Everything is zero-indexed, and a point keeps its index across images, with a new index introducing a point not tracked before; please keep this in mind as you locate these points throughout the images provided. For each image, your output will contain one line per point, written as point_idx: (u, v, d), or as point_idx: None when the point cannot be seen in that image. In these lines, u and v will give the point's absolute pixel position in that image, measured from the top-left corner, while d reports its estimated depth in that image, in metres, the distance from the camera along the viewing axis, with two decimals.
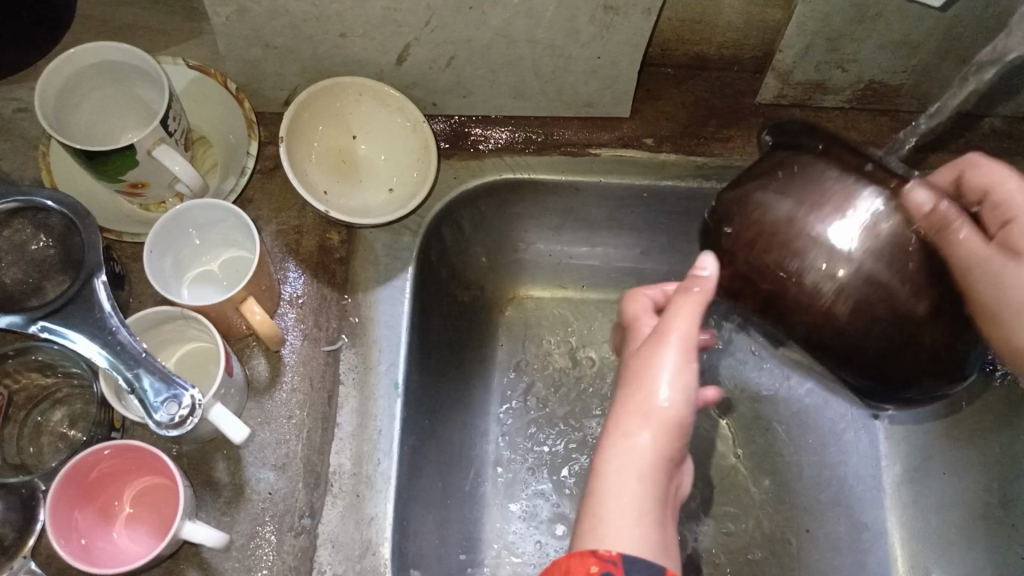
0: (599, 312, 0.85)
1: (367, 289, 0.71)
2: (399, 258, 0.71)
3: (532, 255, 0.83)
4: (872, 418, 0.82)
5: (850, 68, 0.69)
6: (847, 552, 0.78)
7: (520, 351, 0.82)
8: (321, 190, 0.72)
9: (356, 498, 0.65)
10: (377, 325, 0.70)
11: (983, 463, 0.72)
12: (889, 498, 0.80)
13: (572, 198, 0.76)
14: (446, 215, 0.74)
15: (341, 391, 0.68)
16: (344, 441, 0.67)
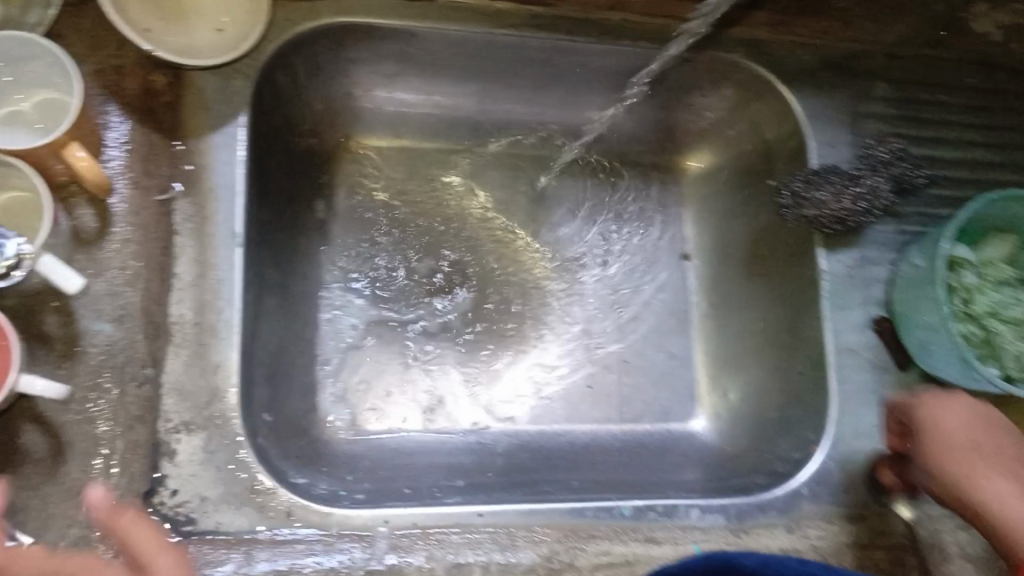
0: (436, 161, 0.88)
1: (199, 136, 0.69)
2: (231, 103, 0.70)
3: (370, 103, 0.84)
4: (683, 260, 0.92)
5: None
6: (662, 380, 0.88)
7: (357, 197, 0.85)
8: (143, 28, 0.67)
9: (199, 347, 0.65)
10: (214, 174, 0.68)
11: (778, 296, 0.83)
12: (696, 331, 0.90)
13: (407, 47, 0.78)
14: (280, 60, 0.73)
15: (178, 241, 0.67)
16: (184, 291, 0.66)
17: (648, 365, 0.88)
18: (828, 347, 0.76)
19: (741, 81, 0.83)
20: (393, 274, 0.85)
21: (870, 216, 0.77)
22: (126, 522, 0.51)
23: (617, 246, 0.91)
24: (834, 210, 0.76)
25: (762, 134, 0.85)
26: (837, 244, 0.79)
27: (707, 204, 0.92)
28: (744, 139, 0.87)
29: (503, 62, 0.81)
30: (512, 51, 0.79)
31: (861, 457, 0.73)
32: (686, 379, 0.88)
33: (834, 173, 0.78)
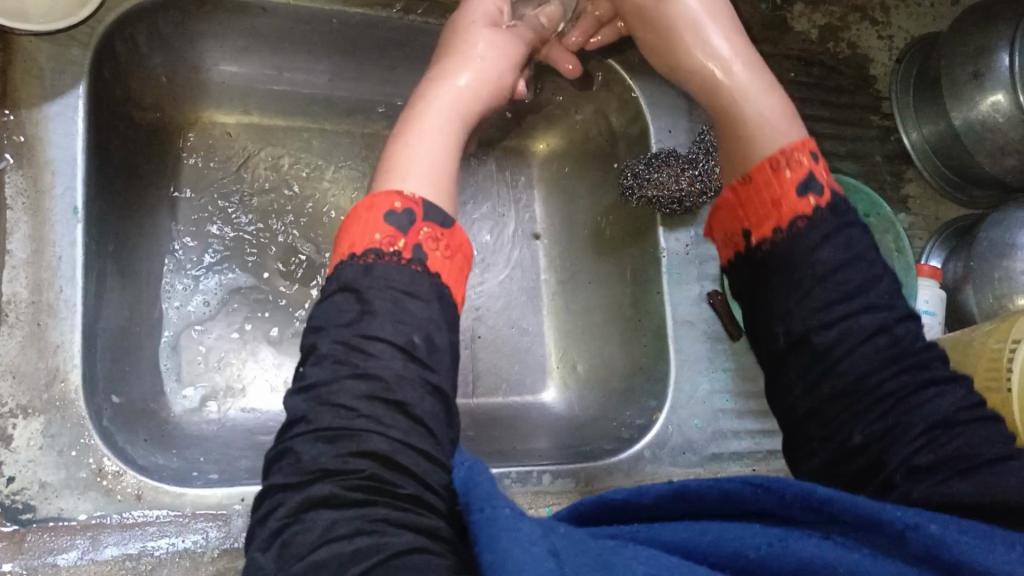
0: (286, 139, 0.88)
1: (31, 106, 0.65)
2: (67, 72, 0.66)
3: (217, 77, 0.82)
4: (534, 239, 0.96)
5: None
6: (513, 354, 0.92)
7: (203, 175, 0.83)
8: None
9: (36, 328, 0.62)
10: (50, 146, 0.65)
11: (621, 273, 0.88)
12: (546, 306, 0.94)
13: (257, 21, 0.76)
14: (119, 29, 0.70)
15: (10, 217, 0.64)
16: (18, 270, 0.63)
17: (500, 341, 0.91)
18: (667, 320, 0.81)
19: (589, 67, 0.86)
20: (246, 253, 0.83)
21: (706, 197, 0.84)
22: (468, 33, 0.69)
23: (471, 225, 0.94)
24: (673, 190, 0.83)
25: (608, 119, 0.89)
26: (674, 224, 0.84)
27: (556, 186, 0.96)
28: (590, 123, 0.91)
29: (355, 41, 0.81)
30: (365, 30, 0.79)
31: (696, 421, 0.79)
32: (537, 353, 0.92)
33: (672, 157, 0.83)
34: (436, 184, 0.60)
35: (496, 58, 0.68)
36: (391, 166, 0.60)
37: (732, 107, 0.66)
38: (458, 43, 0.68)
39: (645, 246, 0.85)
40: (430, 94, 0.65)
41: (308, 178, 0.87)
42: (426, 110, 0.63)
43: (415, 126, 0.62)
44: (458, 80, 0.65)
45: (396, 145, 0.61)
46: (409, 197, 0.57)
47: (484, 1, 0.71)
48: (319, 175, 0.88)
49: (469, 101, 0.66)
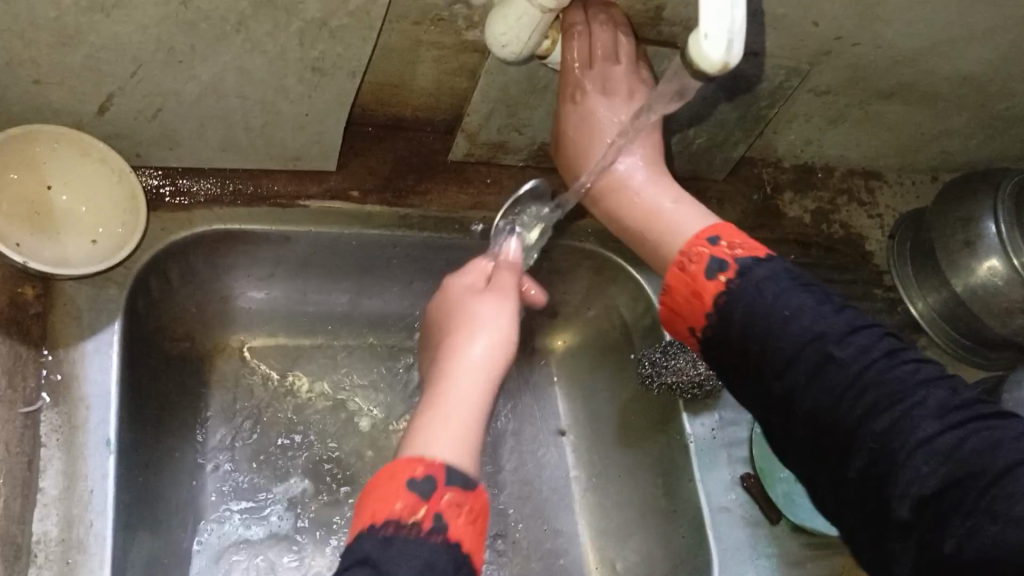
0: (310, 357, 0.90)
1: (69, 345, 0.68)
2: (104, 311, 0.70)
3: (244, 304, 0.86)
4: (560, 434, 0.95)
5: (525, 132, 0.84)
6: (550, 558, 0.88)
7: (232, 398, 0.85)
8: (12, 242, 0.68)
9: (65, 565, 0.61)
10: (84, 382, 0.67)
11: (650, 462, 0.87)
12: (578, 503, 0.92)
13: (282, 249, 0.82)
14: (155, 266, 0.74)
15: (43, 454, 0.65)
16: (49, 507, 0.63)
17: (535, 543, 0.89)
18: (702, 506, 0.80)
19: (596, 265, 0.91)
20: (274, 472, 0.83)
21: (725, 378, 0.85)
22: (477, 302, 0.69)
23: (497, 426, 0.93)
24: (693, 375, 0.85)
25: (619, 313, 0.92)
26: (696, 409, 0.84)
27: (577, 380, 0.97)
28: (603, 317, 0.94)
29: (374, 259, 0.86)
30: (383, 248, 0.84)
31: None
32: (574, 554, 0.89)
33: (687, 344, 0.85)
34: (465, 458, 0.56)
35: (497, 329, 0.66)
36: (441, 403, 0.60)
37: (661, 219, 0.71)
38: (456, 318, 0.69)
39: (670, 433, 0.85)
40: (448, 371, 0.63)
41: (334, 393, 0.89)
42: (456, 391, 0.61)
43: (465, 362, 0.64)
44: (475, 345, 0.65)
45: (421, 432, 0.58)
46: (433, 460, 0.54)
47: (471, 272, 0.73)
48: (345, 389, 0.89)
49: (488, 370, 0.64)
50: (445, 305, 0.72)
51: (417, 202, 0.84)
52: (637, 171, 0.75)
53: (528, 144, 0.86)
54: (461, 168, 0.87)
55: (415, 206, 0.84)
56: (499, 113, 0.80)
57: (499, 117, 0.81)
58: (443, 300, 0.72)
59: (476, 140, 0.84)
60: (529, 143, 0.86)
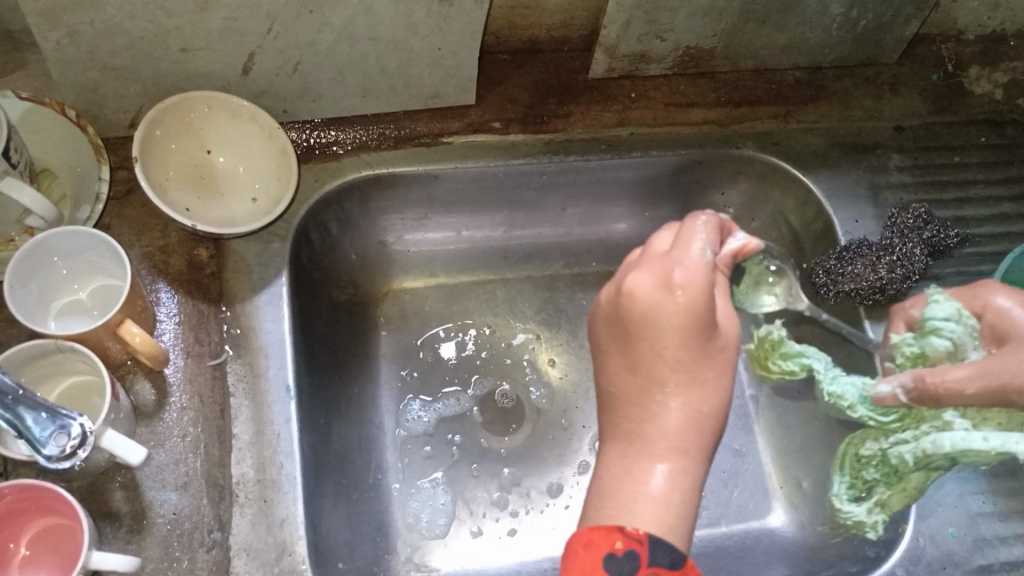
0: (471, 293, 0.90)
1: (244, 300, 0.72)
2: (271, 265, 0.73)
3: (402, 248, 0.88)
4: (732, 354, 0.92)
5: (668, 37, 0.79)
6: (731, 477, 0.86)
7: (400, 339, 0.87)
8: (183, 207, 0.72)
9: (264, 504, 0.65)
10: (262, 333, 0.71)
11: None
12: (756, 424, 0.89)
13: (431, 189, 0.82)
14: (313, 218, 0.77)
15: (233, 402, 0.68)
16: (244, 451, 0.67)
17: (714, 466, 0.86)
18: None
19: (758, 173, 0.85)
20: (451, 415, 0.85)
21: (911, 282, 0.77)
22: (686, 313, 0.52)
23: None
24: (872, 279, 0.77)
25: (787, 221, 0.87)
26: (880, 316, 0.78)
27: None
28: (769, 227, 0.89)
29: (524, 190, 0.84)
30: (530, 177, 0.82)
31: (951, 529, 0.71)
32: (757, 475, 0.86)
33: (864, 247, 0.78)
34: (676, 518, 0.49)
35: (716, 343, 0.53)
36: (643, 457, 0.51)
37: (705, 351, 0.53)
38: (659, 344, 0.51)
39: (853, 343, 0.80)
40: (645, 401, 0.52)
41: (498, 326, 0.89)
42: (655, 438, 0.51)
43: (633, 485, 0.50)
44: (671, 399, 0.52)
45: (608, 517, 0.50)
46: (634, 532, 0.48)
47: (687, 266, 0.51)
48: (508, 322, 0.90)
49: (688, 434, 0.51)
50: (701, 307, 0.51)
51: (561, 126, 0.81)
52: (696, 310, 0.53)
53: (671, 51, 0.81)
54: (603, 84, 0.84)
55: (560, 130, 0.81)
56: (638, 21, 0.76)
57: (638, 25, 0.76)
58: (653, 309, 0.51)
59: (616, 53, 0.80)
60: (672, 49, 0.81)
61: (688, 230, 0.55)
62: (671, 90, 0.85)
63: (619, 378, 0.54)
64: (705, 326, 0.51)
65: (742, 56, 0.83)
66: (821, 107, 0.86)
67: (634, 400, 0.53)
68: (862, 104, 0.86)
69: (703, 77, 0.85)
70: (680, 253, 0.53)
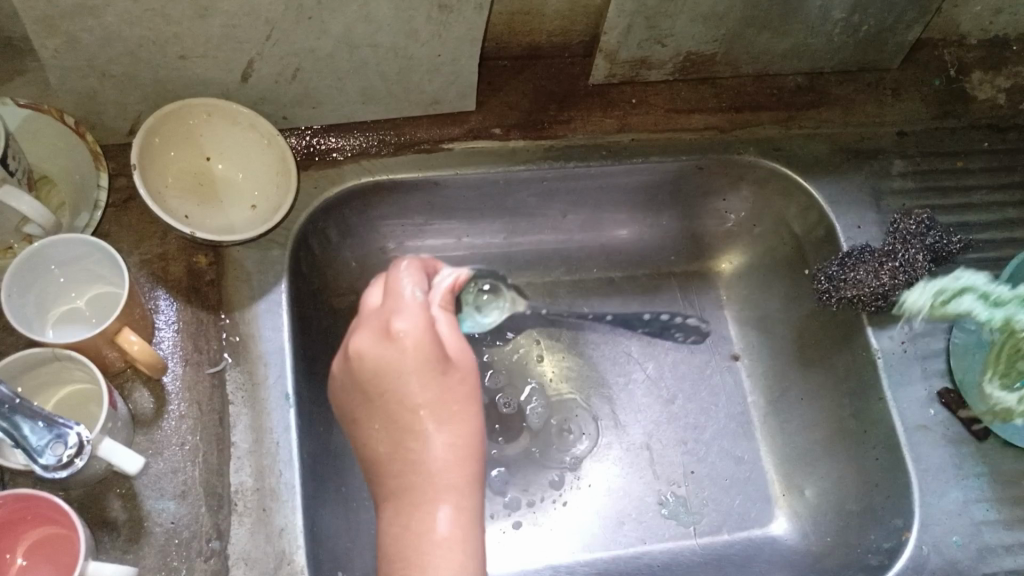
0: None
1: (243, 307, 0.71)
2: (271, 272, 0.72)
3: (402, 254, 0.87)
4: (734, 360, 0.91)
5: (668, 43, 0.78)
6: (733, 484, 0.85)
7: None
8: (182, 214, 0.72)
9: (263, 513, 0.65)
10: (261, 341, 0.70)
11: (834, 382, 0.82)
12: (758, 430, 0.88)
13: (431, 195, 0.81)
14: (312, 224, 0.77)
15: (232, 410, 0.68)
16: (242, 459, 0.66)
17: (716, 473, 0.85)
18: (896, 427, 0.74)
19: (759, 179, 0.85)
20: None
21: (913, 288, 0.77)
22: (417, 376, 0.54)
23: (662, 355, 0.90)
24: (874, 286, 0.76)
25: (789, 227, 0.86)
26: (883, 322, 0.78)
27: (747, 305, 0.92)
28: (772, 233, 0.89)
29: (524, 196, 0.84)
30: (531, 183, 0.82)
31: (956, 537, 0.70)
32: (759, 482, 0.86)
33: (866, 253, 0.78)
34: (463, 557, 0.51)
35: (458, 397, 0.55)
36: (423, 505, 0.52)
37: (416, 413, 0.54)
38: (397, 392, 0.53)
39: (856, 349, 0.79)
40: (413, 441, 0.53)
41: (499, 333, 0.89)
42: (438, 476, 0.53)
43: (419, 536, 0.51)
44: (431, 438, 0.53)
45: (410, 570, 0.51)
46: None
47: (404, 314, 0.55)
48: None
49: (455, 497, 0.52)
50: (423, 348, 0.54)
51: (561, 132, 0.81)
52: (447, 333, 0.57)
53: (672, 56, 0.80)
54: (604, 90, 0.83)
55: (560, 136, 0.81)
56: (638, 26, 0.75)
57: (639, 31, 0.76)
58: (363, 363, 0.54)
59: (617, 59, 0.79)
60: (673, 55, 0.80)
61: (393, 278, 0.58)
62: (672, 96, 0.84)
63: (369, 437, 0.55)
64: (433, 360, 0.54)
65: (743, 61, 0.83)
66: (823, 113, 0.85)
67: (386, 452, 0.54)
68: (864, 109, 0.86)
69: (704, 83, 0.85)
70: (391, 302, 0.56)
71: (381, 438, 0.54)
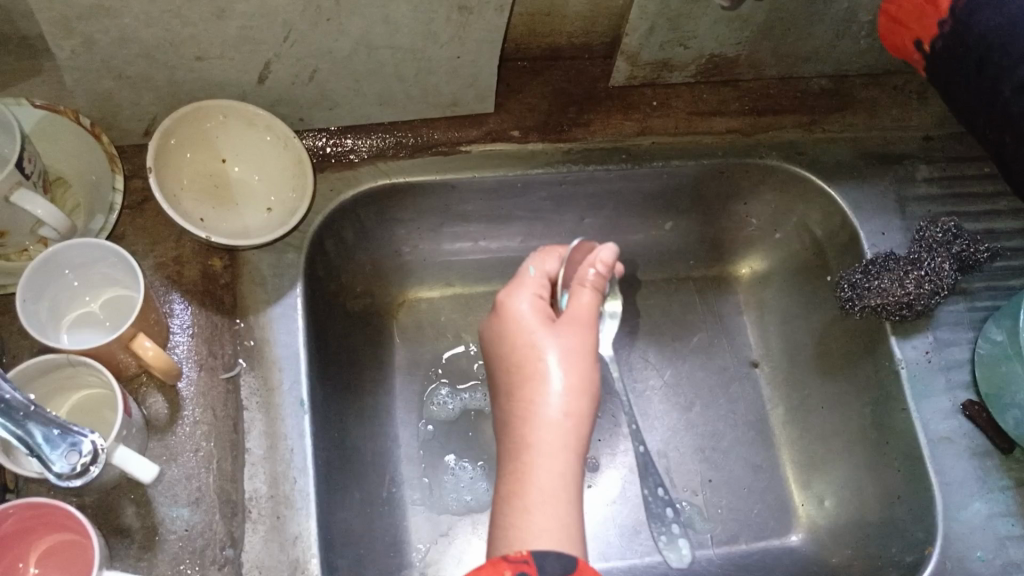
0: (487, 304, 0.89)
1: (258, 311, 0.70)
2: (286, 276, 0.72)
3: (417, 258, 0.86)
4: (753, 367, 0.90)
5: (691, 45, 0.77)
6: (751, 493, 0.84)
7: (415, 350, 0.86)
8: (197, 217, 0.71)
9: (277, 520, 0.64)
10: (275, 345, 0.70)
11: (856, 391, 0.80)
12: (777, 438, 0.87)
13: (447, 198, 0.80)
14: (327, 228, 0.76)
15: (247, 416, 0.67)
16: (257, 466, 0.66)
17: (734, 481, 0.84)
18: (920, 439, 0.72)
19: (780, 183, 0.83)
20: (479, 407, 0.84)
21: (938, 297, 0.75)
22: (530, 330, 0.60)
23: (681, 360, 0.89)
24: (899, 295, 0.75)
25: (811, 233, 0.85)
26: (907, 332, 0.76)
27: (766, 310, 0.91)
28: (793, 238, 0.87)
29: (541, 199, 0.83)
30: (549, 187, 0.81)
31: (980, 552, 0.68)
32: (777, 491, 0.84)
33: (891, 261, 0.77)
34: (563, 516, 0.52)
35: (577, 350, 0.59)
36: (524, 462, 0.54)
37: (532, 362, 0.59)
38: (512, 347, 0.60)
39: (879, 359, 0.78)
40: (527, 399, 0.57)
41: None
42: (542, 440, 0.55)
43: (517, 491, 0.53)
44: (548, 397, 0.57)
45: (509, 513, 0.53)
46: (519, 556, 0.46)
47: (523, 296, 0.62)
48: None
49: (558, 441, 0.55)
50: (542, 314, 0.61)
51: (581, 135, 0.80)
52: (576, 300, 0.61)
53: (694, 59, 0.79)
54: (624, 92, 0.82)
55: (580, 139, 0.80)
56: (660, 28, 0.74)
57: (661, 33, 0.75)
58: (496, 329, 0.62)
59: (638, 61, 0.78)
60: (695, 57, 0.79)
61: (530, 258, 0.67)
62: (694, 98, 0.83)
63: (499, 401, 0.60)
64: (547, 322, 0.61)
65: (767, 64, 0.81)
66: (848, 116, 0.84)
67: (504, 414, 0.59)
68: (889, 113, 0.84)
69: (726, 85, 0.84)
70: (518, 278, 0.65)
71: (505, 399, 0.59)
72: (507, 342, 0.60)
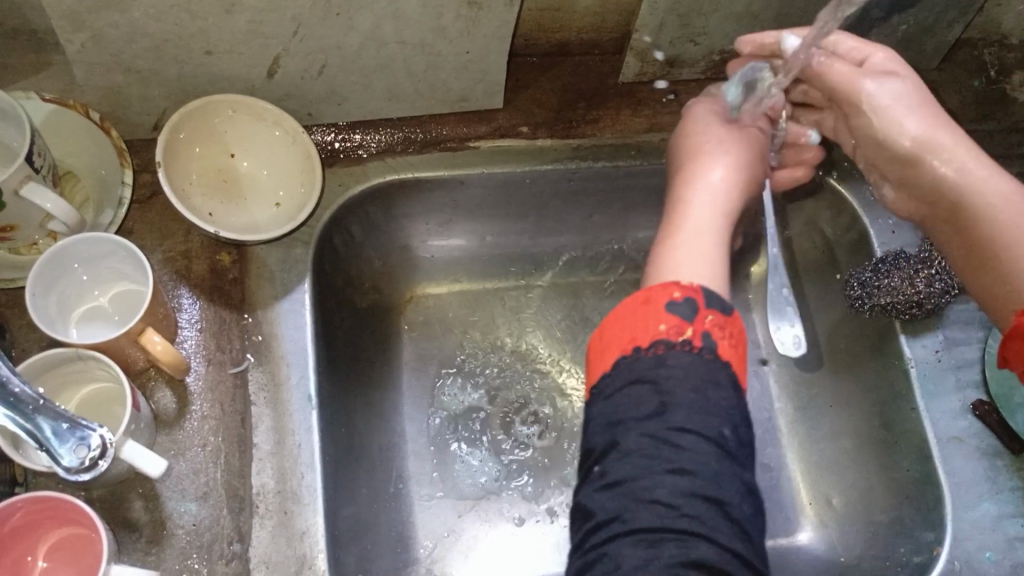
0: (495, 300, 0.89)
1: (266, 307, 0.71)
2: (294, 271, 0.72)
3: (425, 253, 0.86)
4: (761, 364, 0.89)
5: (701, 41, 0.77)
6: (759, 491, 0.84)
7: (422, 346, 0.86)
8: (206, 211, 0.71)
9: (284, 515, 0.64)
10: (283, 340, 0.70)
11: (865, 390, 0.80)
12: (786, 437, 0.86)
13: (455, 193, 0.80)
14: (335, 224, 0.76)
15: (255, 411, 0.67)
16: (265, 461, 0.66)
17: None
18: (929, 438, 0.72)
19: None
20: (487, 403, 0.84)
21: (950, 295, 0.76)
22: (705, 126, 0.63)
23: None
24: (910, 293, 0.76)
25: (821, 230, 0.84)
26: (917, 330, 0.76)
27: None
28: (802, 236, 0.87)
29: (550, 196, 0.83)
30: (558, 184, 0.81)
31: (988, 553, 0.68)
32: (787, 491, 0.83)
33: (901, 259, 0.77)
34: (712, 261, 0.51)
35: (736, 137, 0.61)
36: (675, 228, 0.54)
37: (700, 138, 0.62)
38: (692, 137, 0.62)
39: (889, 357, 0.77)
40: (686, 178, 0.58)
41: (522, 333, 0.88)
42: (697, 201, 0.56)
43: (662, 257, 0.52)
44: (710, 167, 0.59)
45: (663, 250, 0.53)
46: (688, 285, 0.47)
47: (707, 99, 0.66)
48: (530, 331, 0.88)
49: (718, 203, 0.56)
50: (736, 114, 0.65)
51: (590, 131, 0.80)
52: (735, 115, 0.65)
53: (704, 55, 0.79)
54: (634, 89, 0.82)
55: (589, 135, 0.79)
56: (671, 24, 0.74)
57: (672, 29, 0.74)
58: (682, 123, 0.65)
59: (648, 57, 0.78)
60: (706, 53, 0.79)
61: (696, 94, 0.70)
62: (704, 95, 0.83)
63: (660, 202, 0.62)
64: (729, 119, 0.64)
65: None
66: None
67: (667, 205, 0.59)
68: None
69: None
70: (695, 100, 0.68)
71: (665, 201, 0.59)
72: (684, 133, 0.64)
